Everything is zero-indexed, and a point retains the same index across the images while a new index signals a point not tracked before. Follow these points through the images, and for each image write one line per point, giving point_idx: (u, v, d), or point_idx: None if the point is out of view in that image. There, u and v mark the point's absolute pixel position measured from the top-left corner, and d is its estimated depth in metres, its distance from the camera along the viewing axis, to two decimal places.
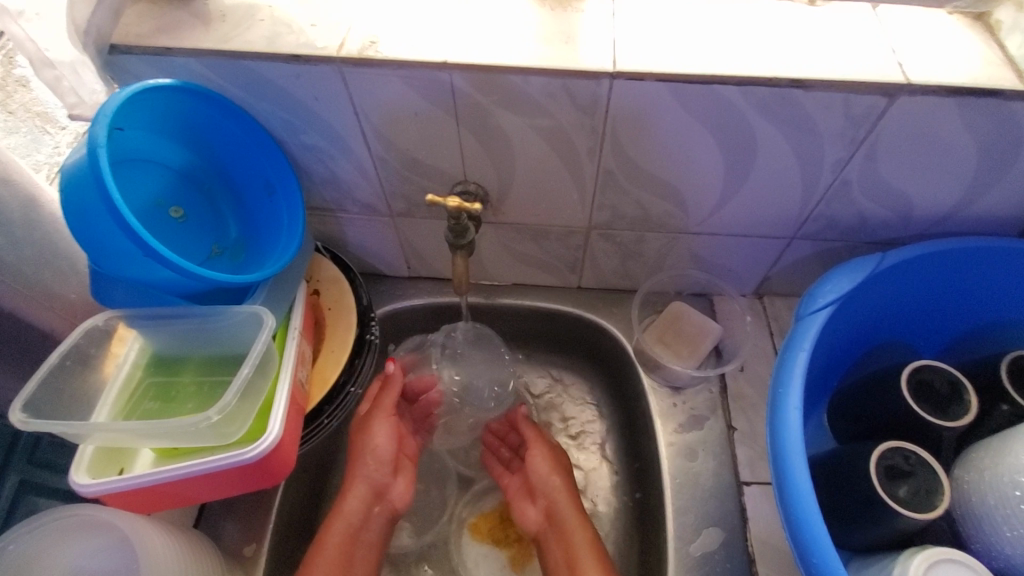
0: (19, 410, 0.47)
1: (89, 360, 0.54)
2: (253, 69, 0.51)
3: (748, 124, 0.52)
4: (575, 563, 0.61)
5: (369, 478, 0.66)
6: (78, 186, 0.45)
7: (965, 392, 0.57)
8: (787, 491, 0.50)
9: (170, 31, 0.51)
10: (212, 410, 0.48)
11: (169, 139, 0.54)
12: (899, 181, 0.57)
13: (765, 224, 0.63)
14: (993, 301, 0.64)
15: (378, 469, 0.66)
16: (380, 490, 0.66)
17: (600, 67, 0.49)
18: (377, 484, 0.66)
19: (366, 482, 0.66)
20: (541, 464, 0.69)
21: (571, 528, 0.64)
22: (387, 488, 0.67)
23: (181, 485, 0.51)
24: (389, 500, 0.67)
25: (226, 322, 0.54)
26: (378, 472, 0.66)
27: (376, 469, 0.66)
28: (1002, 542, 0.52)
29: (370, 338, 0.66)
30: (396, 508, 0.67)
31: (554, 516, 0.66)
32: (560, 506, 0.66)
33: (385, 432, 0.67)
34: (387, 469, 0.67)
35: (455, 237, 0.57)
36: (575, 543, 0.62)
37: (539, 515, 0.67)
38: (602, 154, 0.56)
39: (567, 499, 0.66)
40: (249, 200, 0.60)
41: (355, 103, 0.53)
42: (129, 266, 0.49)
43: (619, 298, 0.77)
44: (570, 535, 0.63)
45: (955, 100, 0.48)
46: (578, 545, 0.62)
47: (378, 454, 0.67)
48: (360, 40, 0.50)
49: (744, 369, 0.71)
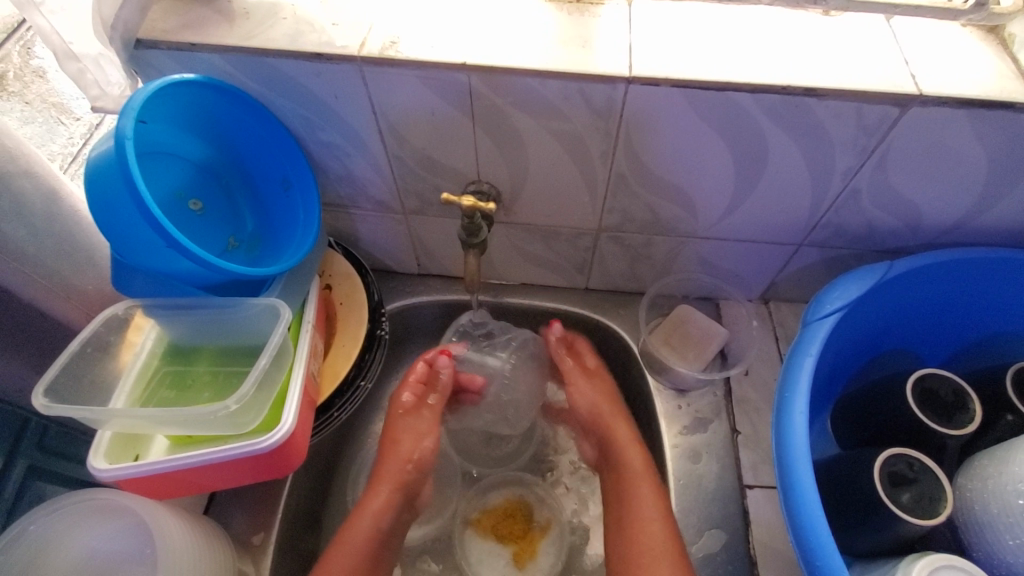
0: (41, 395, 0.48)
1: (109, 348, 0.54)
2: (275, 66, 0.52)
3: (761, 132, 0.53)
4: (631, 497, 0.63)
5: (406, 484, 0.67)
6: (105, 177, 0.46)
7: (969, 402, 0.58)
8: (792, 495, 0.51)
9: (194, 27, 0.52)
10: (231, 400, 0.49)
11: (191, 133, 0.55)
12: (908, 191, 0.57)
13: (774, 229, 0.64)
14: (999, 312, 0.64)
15: (419, 477, 0.68)
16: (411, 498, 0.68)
17: (617, 71, 0.49)
18: (412, 494, 0.68)
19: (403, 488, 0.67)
20: (623, 438, 0.68)
21: (629, 455, 0.67)
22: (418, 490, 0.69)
23: (196, 472, 0.52)
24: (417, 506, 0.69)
25: (243, 313, 0.55)
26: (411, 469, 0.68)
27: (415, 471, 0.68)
28: (1003, 550, 0.53)
29: (381, 333, 0.67)
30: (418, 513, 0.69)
31: (606, 443, 0.69)
32: (615, 432, 0.69)
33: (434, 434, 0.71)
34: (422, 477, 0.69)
35: (468, 235, 0.58)
36: (636, 487, 0.64)
37: (593, 451, 0.74)
38: (615, 157, 0.57)
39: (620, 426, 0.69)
40: (267, 195, 0.61)
41: (374, 101, 0.54)
42: (151, 257, 0.50)
43: (626, 300, 0.78)
44: (635, 495, 0.63)
45: (967, 112, 0.49)
46: (637, 479, 0.64)
47: (420, 461, 0.69)
48: (381, 40, 0.51)
49: (749, 373, 0.72)
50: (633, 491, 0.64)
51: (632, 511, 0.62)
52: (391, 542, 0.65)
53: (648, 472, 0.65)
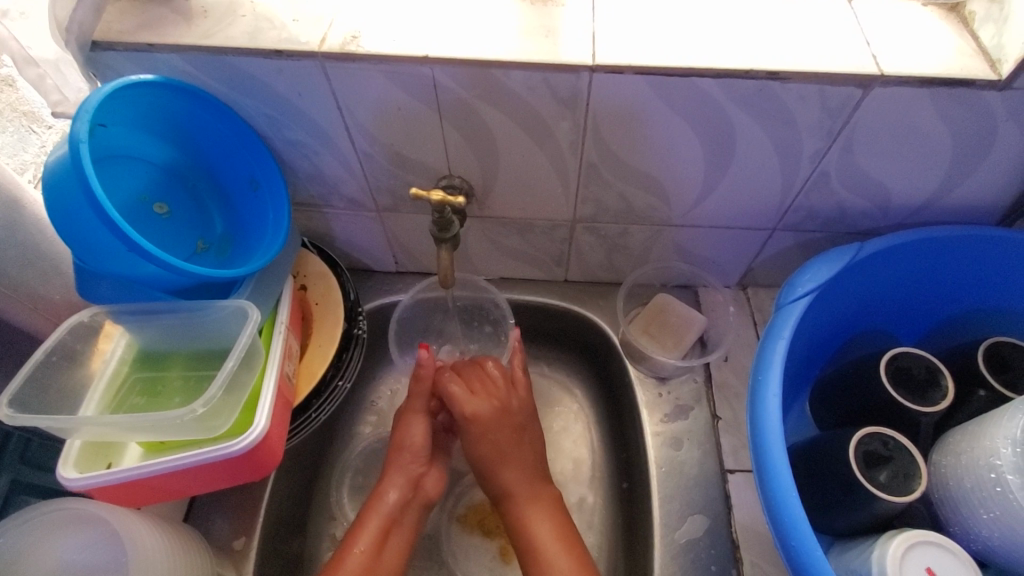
0: (5, 405, 0.47)
1: (75, 356, 0.54)
2: (236, 65, 0.51)
3: (727, 117, 0.53)
4: (535, 540, 0.60)
5: (407, 471, 0.65)
6: (62, 183, 0.46)
7: (943, 378, 0.59)
8: (767, 477, 0.51)
9: (152, 27, 0.51)
10: (198, 403, 0.48)
11: (152, 135, 0.54)
12: (876, 172, 0.58)
13: (747, 215, 0.64)
14: (969, 289, 0.65)
15: (416, 462, 0.66)
16: (416, 480, 0.65)
17: (580, 60, 0.49)
18: (415, 475, 0.65)
19: (402, 472, 0.65)
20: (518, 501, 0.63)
21: (525, 503, 0.62)
22: (423, 479, 0.66)
23: (168, 478, 0.52)
24: (422, 491, 0.65)
25: (210, 315, 0.55)
26: (415, 464, 0.65)
27: (415, 460, 0.66)
28: (979, 524, 0.53)
29: (358, 333, 0.67)
30: (429, 498, 0.66)
31: (506, 489, 0.63)
32: (506, 476, 0.64)
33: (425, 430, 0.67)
34: (422, 461, 0.66)
35: (439, 230, 0.58)
36: (535, 544, 0.60)
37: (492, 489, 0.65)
38: (585, 148, 0.57)
39: (518, 476, 0.63)
40: (235, 197, 0.60)
41: (339, 98, 0.53)
42: (114, 262, 0.49)
43: (605, 291, 0.78)
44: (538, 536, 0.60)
45: (929, 91, 0.49)
46: (546, 552, 0.59)
47: (415, 447, 0.66)
48: (342, 35, 0.50)
49: (728, 359, 0.72)
50: (535, 532, 0.60)
51: (530, 547, 0.60)
52: (402, 522, 0.63)
53: (568, 547, 0.59)
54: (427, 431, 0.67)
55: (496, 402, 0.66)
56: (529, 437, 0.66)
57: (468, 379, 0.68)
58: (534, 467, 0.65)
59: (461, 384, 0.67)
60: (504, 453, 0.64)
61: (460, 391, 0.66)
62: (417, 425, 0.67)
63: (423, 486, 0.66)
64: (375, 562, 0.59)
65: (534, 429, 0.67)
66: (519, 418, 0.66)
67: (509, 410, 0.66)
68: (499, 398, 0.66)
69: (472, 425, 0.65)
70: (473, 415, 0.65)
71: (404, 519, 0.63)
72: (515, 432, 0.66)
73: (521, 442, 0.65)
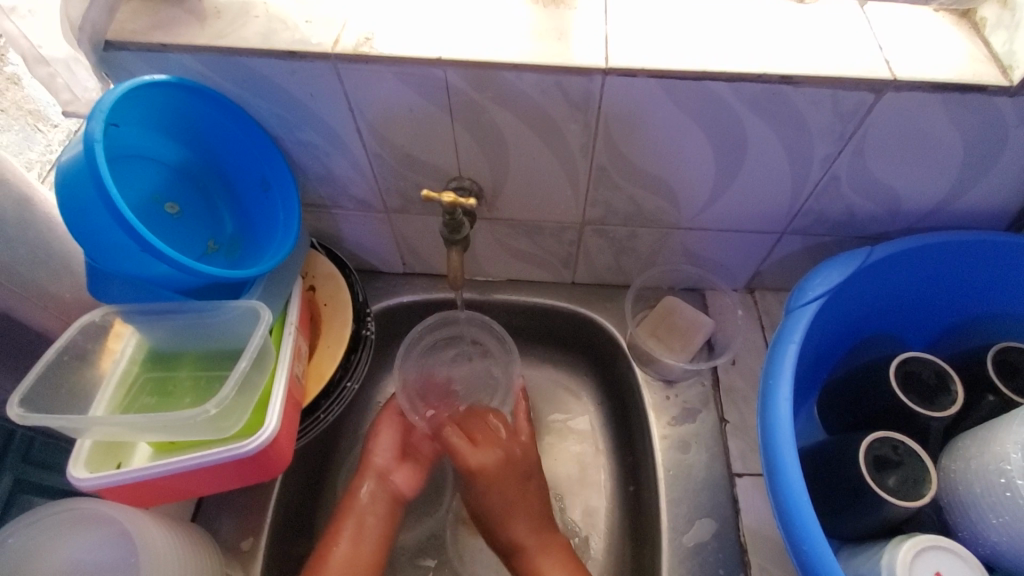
0: (16, 405, 0.47)
1: (86, 355, 0.54)
2: (249, 66, 0.51)
3: (739, 121, 0.53)
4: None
5: (374, 465, 0.67)
6: (76, 182, 0.46)
7: (951, 383, 0.59)
8: (778, 481, 0.51)
9: (165, 27, 0.51)
10: (210, 403, 0.48)
11: (164, 135, 0.54)
12: (886, 177, 0.58)
13: (756, 218, 0.64)
14: (977, 294, 0.65)
15: (382, 456, 0.68)
16: (384, 473, 0.67)
17: (594, 63, 0.49)
18: (382, 468, 0.67)
19: (370, 468, 0.67)
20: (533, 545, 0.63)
21: (537, 554, 0.62)
22: (391, 474, 0.67)
23: (179, 478, 0.52)
24: (391, 485, 0.67)
25: (221, 316, 0.55)
26: (381, 459, 0.68)
27: (379, 455, 0.68)
28: (988, 529, 0.53)
29: (366, 334, 0.67)
30: (400, 491, 0.67)
31: (518, 544, 0.63)
32: (518, 530, 0.63)
33: (390, 430, 0.69)
34: (390, 455, 0.68)
35: (450, 232, 0.58)
36: None
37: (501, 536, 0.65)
38: (595, 151, 0.57)
39: (524, 521, 0.64)
40: (245, 197, 0.60)
41: (351, 100, 0.53)
42: (126, 262, 0.49)
43: (612, 294, 0.78)
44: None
45: (941, 96, 0.49)
46: None
47: (380, 445, 0.68)
48: (355, 36, 0.50)
49: (736, 363, 0.72)
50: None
51: None
52: (375, 514, 0.64)
53: None
54: (393, 438, 0.69)
55: (500, 451, 0.66)
56: (534, 484, 0.67)
57: (470, 431, 0.68)
58: (541, 513, 0.65)
59: (461, 435, 0.68)
60: (512, 500, 0.65)
61: (461, 442, 0.67)
62: (383, 431, 0.69)
63: (392, 480, 0.67)
64: (351, 556, 0.61)
65: (539, 477, 0.68)
66: (523, 465, 0.67)
67: (512, 457, 0.67)
68: (502, 448, 0.67)
69: (481, 475, 0.65)
70: (485, 464, 0.66)
71: (375, 510, 0.64)
72: (525, 482, 0.66)
73: (528, 489, 0.66)
